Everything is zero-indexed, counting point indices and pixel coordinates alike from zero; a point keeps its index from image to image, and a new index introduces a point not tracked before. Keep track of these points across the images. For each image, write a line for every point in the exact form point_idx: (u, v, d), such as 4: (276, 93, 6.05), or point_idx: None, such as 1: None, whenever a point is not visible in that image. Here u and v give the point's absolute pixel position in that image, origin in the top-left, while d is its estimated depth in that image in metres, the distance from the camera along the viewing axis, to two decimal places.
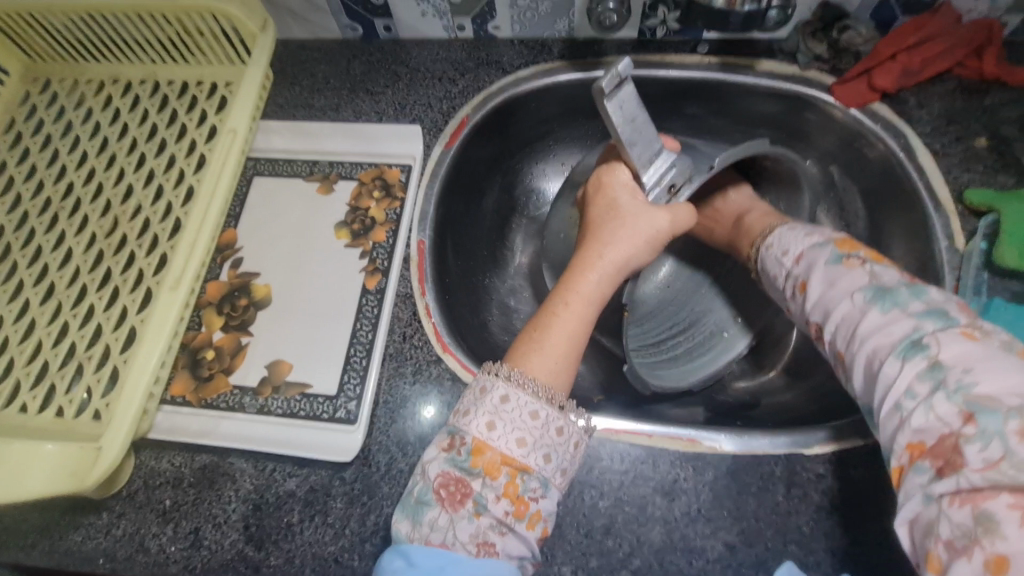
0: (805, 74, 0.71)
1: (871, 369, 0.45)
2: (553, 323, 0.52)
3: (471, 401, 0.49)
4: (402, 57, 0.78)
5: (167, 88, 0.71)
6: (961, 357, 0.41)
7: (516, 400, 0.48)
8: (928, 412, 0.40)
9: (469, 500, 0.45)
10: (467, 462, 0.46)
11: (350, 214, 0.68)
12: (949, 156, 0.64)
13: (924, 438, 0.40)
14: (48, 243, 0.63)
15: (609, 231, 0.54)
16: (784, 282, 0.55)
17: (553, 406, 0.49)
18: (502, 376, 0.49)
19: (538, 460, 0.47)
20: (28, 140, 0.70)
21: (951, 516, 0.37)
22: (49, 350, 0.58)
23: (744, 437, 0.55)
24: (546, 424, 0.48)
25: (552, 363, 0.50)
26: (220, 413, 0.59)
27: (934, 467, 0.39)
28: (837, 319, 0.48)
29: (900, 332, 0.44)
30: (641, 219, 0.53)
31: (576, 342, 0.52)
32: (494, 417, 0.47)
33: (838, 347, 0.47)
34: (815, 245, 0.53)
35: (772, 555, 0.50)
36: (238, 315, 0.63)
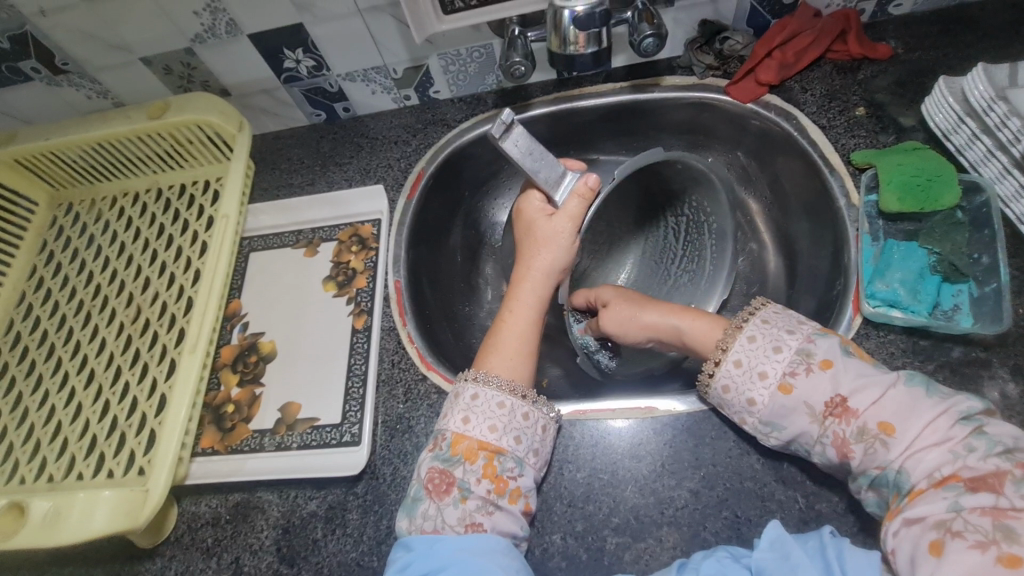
0: (703, 81, 0.81)
1: (931, 424, 0.47)
2: (503, 329, 0.62)
3: (449, 406, 0.58)
4: (362, 131, 0.91)
5: (169, 192, 0.84)
6: (1006, 430, 0.46)
7: (484, 397, 0.57)
8: (982, 457, 0.44)
9: (454, 487, 0.53)
10: (448, 453, 0.55)
11: (334, 268, 0.79)
12: (835, 127, 0.74)
13: (965, 471, 0.44)
14: (84, 336, 0.74)
15: (533, 246, 0.64)
16: (789, 356, 0.54)
17: (517, 395, 0.57)
18: (470, 379, 0.58)
19: (510, 442, 0.55)
20: (59, 255, 0.82)
21: (973, 518, 0.41)
22: (96, 425, 0.68)
23: (696, 398, 0.62)
24: (512, 411, 0.56)
25: (509, 361, 0.60)
26: (244, 455, 0.67)
27: (967, 487, 0.43)
28: (887, 399, 0.49)
29: (954, 403, 0.48)
30: (553, 230, 0.62)
31: (526, 340, 0.62)
32: (468, 413, 0.56)
33: (884, 416, 0.48)
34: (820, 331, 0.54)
35: (731, 494, 0.56)
36: (250, 370, 0.73)
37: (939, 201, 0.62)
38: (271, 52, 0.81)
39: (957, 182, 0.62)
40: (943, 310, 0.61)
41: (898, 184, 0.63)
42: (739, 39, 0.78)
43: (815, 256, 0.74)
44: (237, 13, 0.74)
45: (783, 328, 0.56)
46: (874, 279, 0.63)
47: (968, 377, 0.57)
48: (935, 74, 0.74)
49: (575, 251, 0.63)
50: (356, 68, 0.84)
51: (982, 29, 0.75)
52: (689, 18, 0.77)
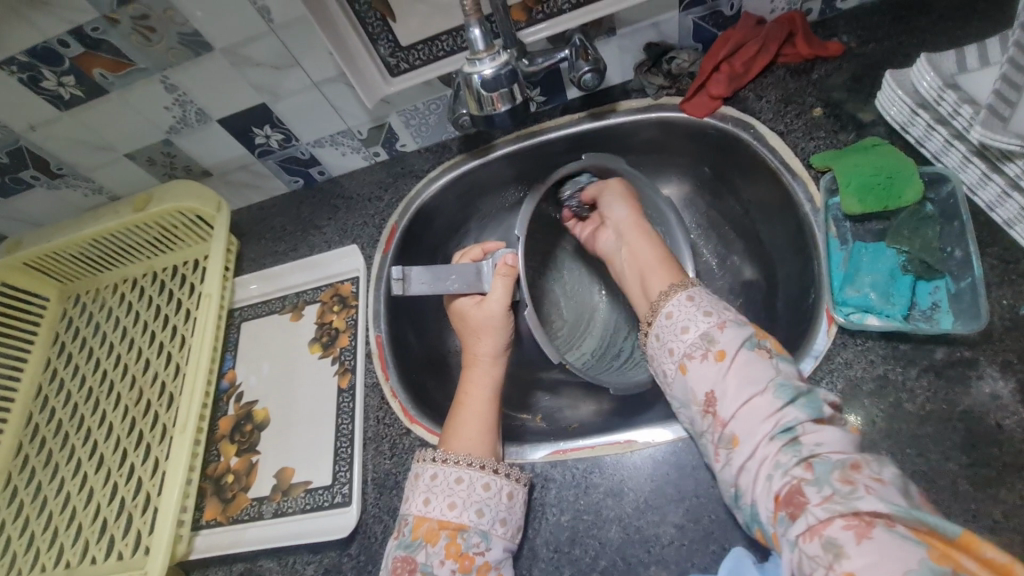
0: (658, 101, 0.81)
1: (755, 441, 0.51)
2: (463, 411, 0.65)
3: (410, 488, 0.60)
4: (339, 191, 0.95)
5: (163, 273, 0.89)
6: (816, 436, 0.49)
7: (443, 476, 0.58)
8: (783, 472, 0.49)
9: (416, 572, 0.54)
10: (410, 539, 0.56)
11: (319, 329, 0.82)
12: (794, 132, 0.73)
13: (780, 491, 0.48)
14: (94, 421, 0.79)
15: (472, 332, 0.71)
16: (694, 341, 0.57)
17: (477, 468, 0.59)
18: (434, 459, 0.59)
19: (471, 517, 0.56)
20: (70, 345, 0.88)
21: (808, 549, 0.44)
22: (106, 508, 0.71)
23: (676, 426, 0.60)
24: (471, 484, 0.58)
25: (471, 438, 0.62)
26: (244, 524, 0.70)
27: (788, 514, 0.47)
28: (740, 404, 0.53)
29: (777, 417, 0.51)
30: (484, 310, 0.71)
31: (488, 415, 0.65)
32: (427, 494, 0.58)
33: (736, 429, 0.52)
34: (735, 322, 0.57)
35: (718, 526, 0.55)
36: (247, 439, 0.76)
37: (902, 197, 0.60)
38: (241, 133, 0.85)
39: (918, 176, 0.61)
40: (921, 311, 0.59)
41: (859, 184, 0.62)
42: (686, 57, 0.77)
43: (791, 262, 0.73)
44: (203, 102, 0.79)
45: (711, 305, 0.60)
46: (844, 285, 0.61)
47: (954, 378, 0.55)
48: (892, 64, 0.72)
49: (509, 328, 0.71)
50: (322, 135, 0.87)
51: (936, 11, 0.73)
52: (633, 43, 0.78)
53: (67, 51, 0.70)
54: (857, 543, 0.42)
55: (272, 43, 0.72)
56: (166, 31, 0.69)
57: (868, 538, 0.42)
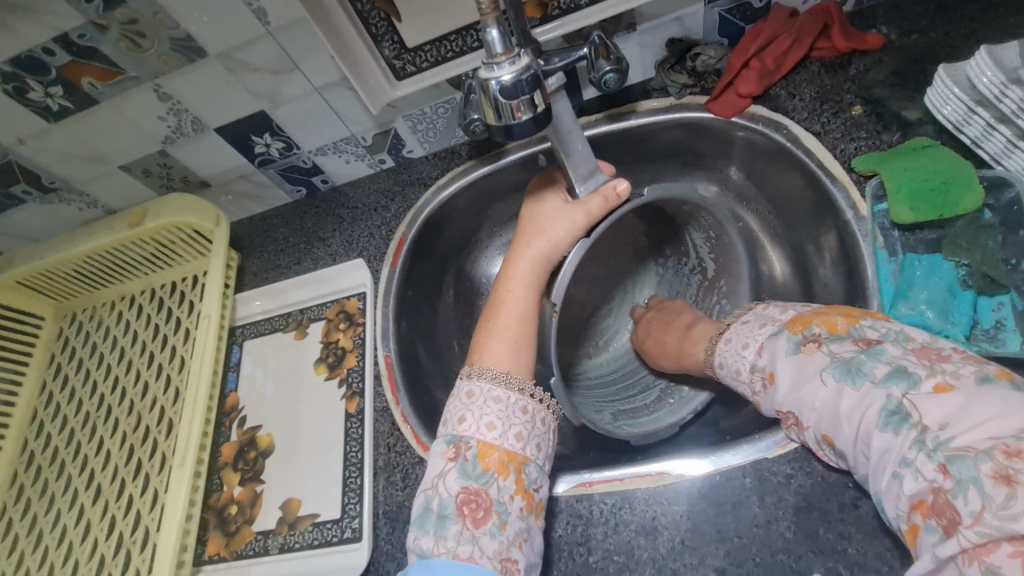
0: (681, 100, 0.76)
1: (858, 433, 0.46)
2: (498, 318, 0.63)
3: (461, 408, 0.56)
4: (343, 201, 0.90)
5: (161, 291, 0.85)
6: (938, 415, 0.42)
7: (500, 429, 0.54)
8: (916, 476, 0.42)
9: (490, 512, 0.51)
10: (477, 470, 0.52)
11: (324, 349, 0.77)
12: (831, 132, 0.67)
13: (921, 497, 0.41)
14: (91, 449, 0.75)
15: (523, 236, 0.67)
16: (748, 377, 0.55)
17: (533, 394, 0.57)
18: (469, 376, 0.59)
19: (533, 450, 0.55)
20: (66, 367, 0.84)
21: (967, 574, 0.38)
22: (104, 542, 0.67)
23: (712, 457, 0.56)
24: (534, 416, 0.56)
25: (504, 355, 0.60)
26: (250, 560, 0.66)
27: (941, 526, 0.40)
28: (815, 398, 0.48)
29: (877, 401, 0.45)
30: (552, 219, 0.66)
31: (525, 326, 0.63)
32: (491, 419, 0.55)
33: (824, 428, 0.48)
34: (771, 335, 0.54)
35: (762, 570, 0.50)
36: (250, 467, 0.72)
37: (959, 205, 0.55)
38: (239, 142, 0.80)
39: (976, 179, 0.56)
40: (984, 330, 0.55)
41: (909, 191, 0.57)
42: (712, 53, 0.72)
43: (830, 273, 0.68)
44: (199, 110, 0.75)
45: (755, 326, 0.56)
46: (896, 301, 0.57)
47: None
48: (937, 56, 0.67)
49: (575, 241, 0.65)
50: (325, 142, 0.83)
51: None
52: (655, 39, 0.73)
53: (53, 59, 0.66)
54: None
55: (270, 46, 0.68)
56: (157, 36, 0.65)
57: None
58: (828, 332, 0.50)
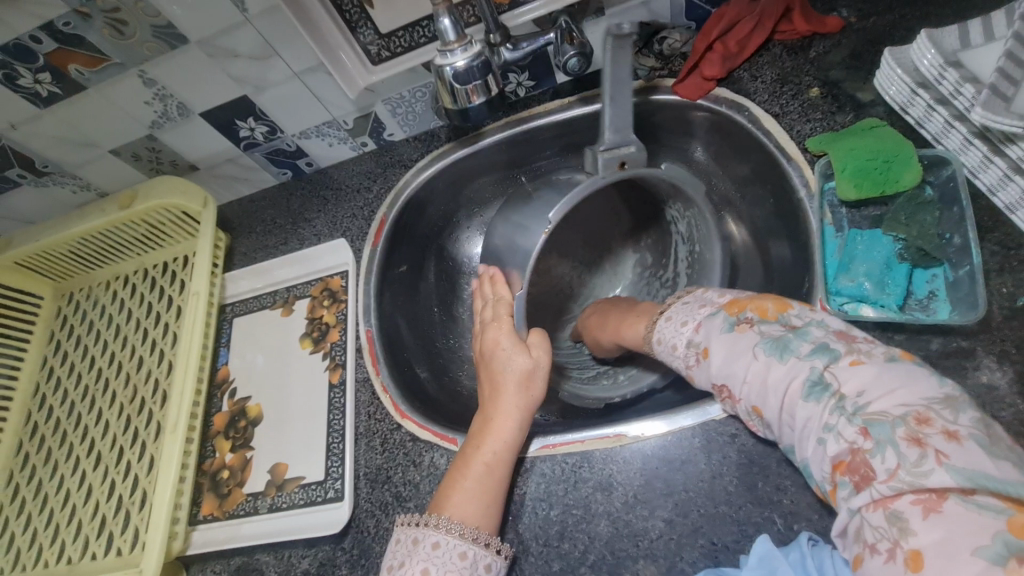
0: (650, 83, 0.79)
1: (784, 401, 0.48)
2: (470, 473, 0.57)
3: (405, 555, 0.52)
4: (327, 182, 0.94)
5: (154, 270, 0.89)
6: (856, 386, 0.45)
7: (445, 545, 0.51)
8: (837, 437, 0.44)
9: None
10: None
11: (309, 324, 0.81)
12: (789, 113, 0.70)
13: (840, 457, 0.44)
14: (91, 419, 0.79)
15: (495, 386, 0.62)
16: (683, 352, 0.58)
17: (481, 544, 0.52)
18: (432, 525, 0.52)
19: None
20: (65, 343, 0.88)
21: (873, 521, 0.41)
22: (105, 504, 0.72)
23: (664, 420, 0.60)
24: (474, 562, 0.52)
25: (476, 498, 0.55)
26: (240, 519, 0.71)
27: (853, 482, 0.43)
28: (744, 371, 0.51)
29: (802, 374, 0.48)
30: (535, 372, 0.62)
31: (498, 486, 0.57)
32: (428, 564, 0.51)
33: (754, 399, 0.51)
34: (709, 314, 0.57)
35: (706, 520, 0.54)
36: (241, 435, 0.76)
37: (900, 182, 0.59)
38: (224, 126, 0.83)
39: (917, 159, 0.58)
40: (917, 299, 0.58)
41: (856, 170, 0.59)
42: (677, 37, 0.75)
43: (786, 248, 0.71)
44: (184, 96, 0.77)
45: (692, 311, 0.59)
46: (839, 274, 0.60)
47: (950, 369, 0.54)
48: (893, 39, 0.69)
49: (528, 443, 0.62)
50: (307, 126, 0.85)
51: None
52: (624, 23, 0.75)
53: (40, 46, 0.68)
54: (924, 519, 0.38)
55: (250, 32, 0.70)
56: (139, 24, 0.68)
57: (936, 514, 0.38)
58: (760, 316, 0.54)
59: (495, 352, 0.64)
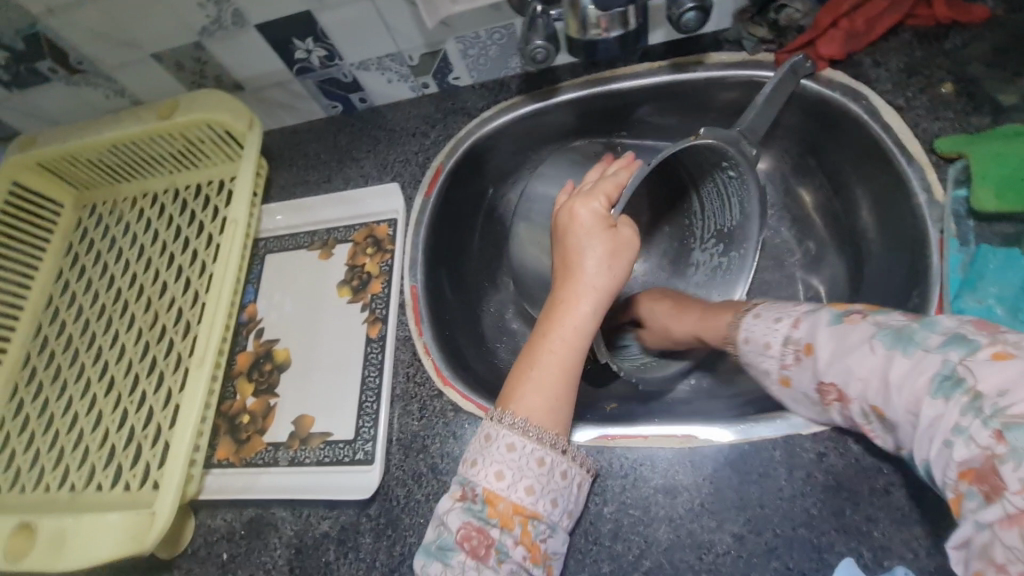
0: (755, 57, 0.71)
1: (907, 399, 0.42)
2: (541, 365, 0.55)
3: (478, 451, 0.52)
4: (380, 122, 0.86)
5: (185, 192, 0.82)
6: (999, 381, 0.38)
7: (520, 447, 0.51)
8: (967, 441, 0.38)
9: (491, 551, 0.48)
10: (483, 512, 0.49)
11: (349, 272, 0.75)
12: (914, 109, 0.63)
13: (969, 465, 0.38)
14: (106, 342, 0.74)
15: (571, 264, 0.59)
16: (779, 350, 0.51)
17: (557, 450, 0.52)
18: (506, 424, 0.52)
19: (546, 506, 0.50)
20: (83, 258, 0.82)
21: (1005, 540, 0.35)
22: (114, 434, 0.67)
23: (739, 427, 0.55)
24: (551, 470, 0.51)
25: (546, 401, 0.53)
26: (259, 469, 0.66)
27: (982, 492, 0.37)
28: (861, 366, 0.45)
29: (930, 368, 0.41)
30: (619, 251, 0.58)
31: (571, 378, 0.55)
32: (501, 466, 0.50)
33: (871, 398, 0.44)
34: (811, 309, 0.51)
35: (782, 542, 0.50)
36: (265, 379, 0.71)
37: None
38: (280, 44, 0.75)
39: None
40: None
41: (994, 178, 0.56)
42: (801, 8, 0.67)
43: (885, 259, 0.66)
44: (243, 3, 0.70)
45: (770, 319, 0.53)
46: (965, 291, 0.55)
47: None
48: None
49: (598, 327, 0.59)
50: (370, 57, 0.78)
51: None
52: None
53: None
54: None
55: None
56: None
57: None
58: (873, 311, 0.48)
59: (572, 228, 0.60)
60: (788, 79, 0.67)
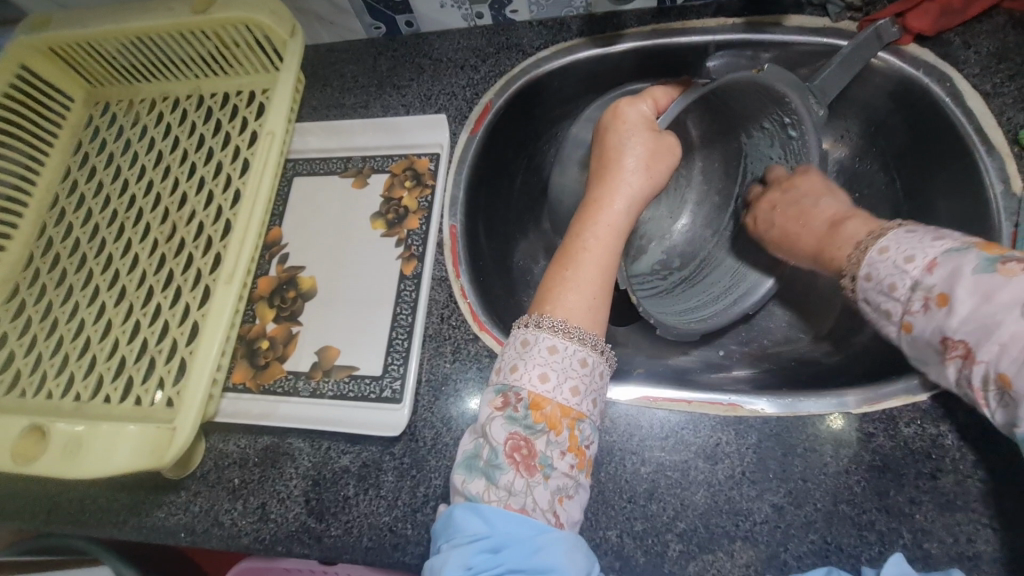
0: (836, 25, 0.67)
1: None
2: (580, 263, 0.53)
3: (516, 357, 0.49)
4: (425, 50, 0.77)
5: (210, 100, 0.76)
6: None
7: (563, 351, 0.48)
8: None
9: (538, 464, 0.46)
10: (528, 419, 0.46)
11: (384, 204, 0.71)
12: (1001, 96, 0.60)
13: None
14: (117, 250, 0.69)
15: (610, 164, 0.58)
16: (904, 295, 0.46)
17: (597, 351, 0.50)
18: (546, 328, 0.49)
19: (589, 406, 0.48)
20: (94, 159, 0.76)
21: None
22: (125, 346, 0.64)
23: (783, 400, 0.54)
24: (593, 370, 0.49)
25: (586, 298, 0.52)
26: (277, 397, 0.63)
27: None
28: (1006, 329, 0.39)
29: None
30: (659, 154, 0.58)
31: (609, 274, 0.54)
32: (546, 369, 0.48)
33: (1004, 365, 0.39)
34: (953, 249, 0.44)
35: (822, 516, 0.49)
36: (288, 306, 0.67)
37: None
38: None
39: None
40: None
41: None
42: None
43: None
44: None
45: (923, 238, 0.47)
46: None
47: None
48: None
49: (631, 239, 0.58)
50: None
51: None
52: None
53: None
54: None
55: None
56: None
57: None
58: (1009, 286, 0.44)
59: (616, 125, 0.59)
60: (870, 41, 0.63)
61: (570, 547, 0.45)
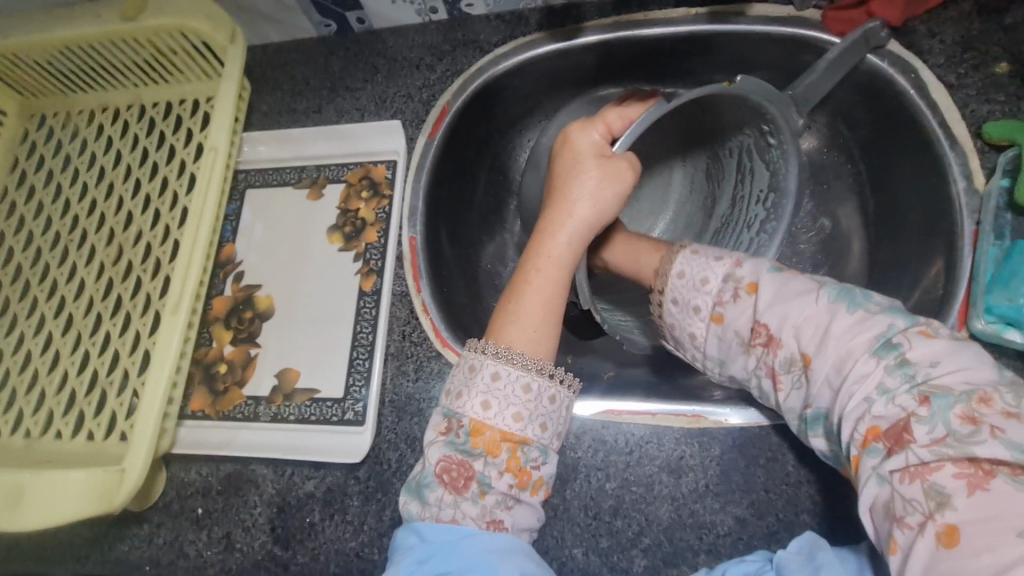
0: (801, 14, 0.64)
1: (841, 353, 0.42)
2: (525, 294, 0.52)
3: (462, 382, 0.48)
4: (379, 48, 0.72)
5: (152, 110, 0.72)
6: (928, 353, 0.40)
7: (506, 376, 0.47)
8: (888, 401, 0.39)
9: (472, 482, 0.45)
10: (467, 444, 0.46)
11: (341, 217, 0.69)
12: (965, 88, 0.58)
13: (881, 422, 0.39)
14: (61, 275, 0.66)
15: (557, 191, 0.57)
16: (717, 288, 0.50)
17: (544, 376, 0.48)
18: (490, 354, 0.48)
19: (535, 431, 0.47)
20: (33, 177, 0.72)
21: (906, 493, 0.37)
22: (75, 378, 0.61)
23: (748, 409, 0.53)
24: (539, 395, 0.47)
25: (530, 332, 0.50)
26: (237, 423, 0.61)
27: (886, 447, 0.38)
28: (800, 313, 0.45)
29: (875, 328, 0.42)
30: (608, 179, 0.56)
31: (553, 306, 0.52)
32: (488, 396, 0.46)
33: (803, 345, 0.44)
34: (758, 256, 0.50)
35: (784, 526, 0.49)
36: (245, 327, 0.65)
37: None
38: None
39: None
40: None
41: None
42: None
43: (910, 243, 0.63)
44: None
45: (709, 258, 0.51)
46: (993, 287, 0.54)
47: None
48: None
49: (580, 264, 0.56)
50: None
51: None
52: None
53: None
54: (968, 495, 0.35)
55: None
56: None
57: (983, 491, 0.35)
58: (816, 269, 0.48)
59: (569, 144, 0.59)
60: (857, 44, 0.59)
61: (506, 553, 0.43)
